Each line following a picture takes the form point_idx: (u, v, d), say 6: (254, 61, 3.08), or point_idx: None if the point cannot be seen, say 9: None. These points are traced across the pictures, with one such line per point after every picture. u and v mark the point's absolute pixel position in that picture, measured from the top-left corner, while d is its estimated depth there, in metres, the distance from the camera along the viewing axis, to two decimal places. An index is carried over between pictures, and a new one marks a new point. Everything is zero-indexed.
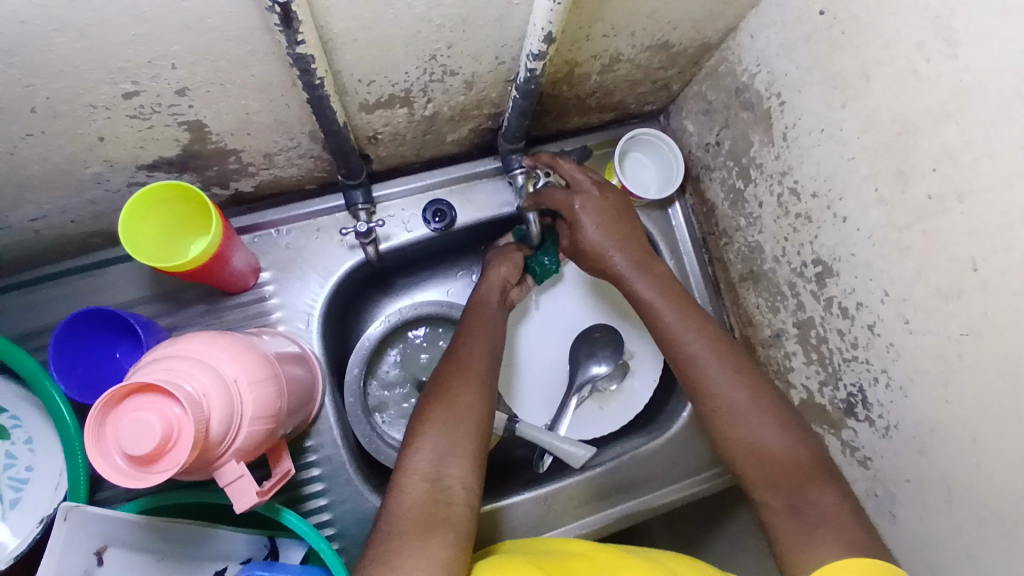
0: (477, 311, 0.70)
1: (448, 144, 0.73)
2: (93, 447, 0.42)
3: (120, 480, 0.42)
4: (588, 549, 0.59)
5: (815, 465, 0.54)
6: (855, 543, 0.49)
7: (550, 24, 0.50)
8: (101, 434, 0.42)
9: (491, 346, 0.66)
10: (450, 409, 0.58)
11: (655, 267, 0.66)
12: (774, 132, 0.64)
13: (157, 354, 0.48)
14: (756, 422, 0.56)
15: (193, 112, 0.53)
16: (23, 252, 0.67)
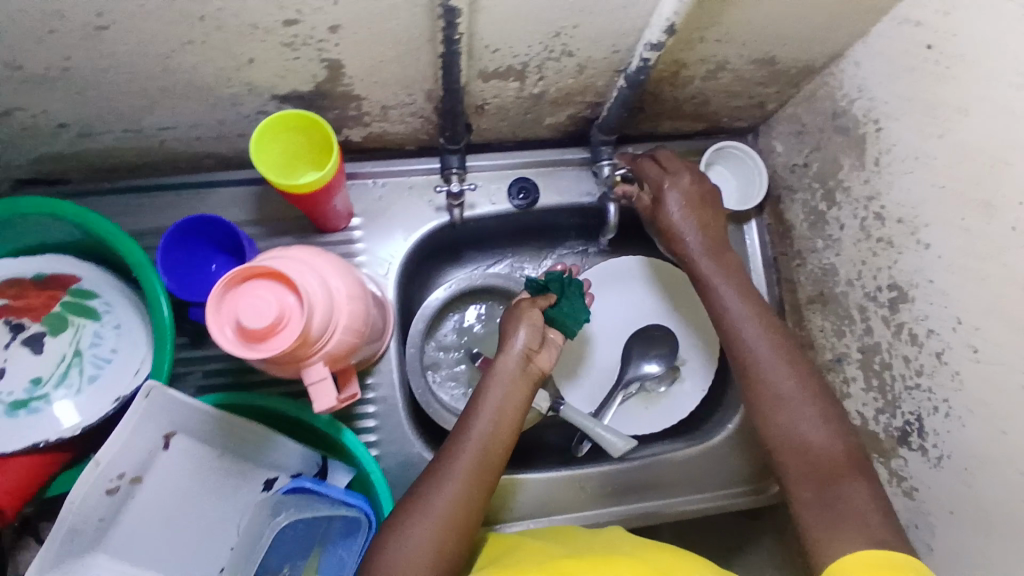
0: (491, 392, 0.64)
1: (544, 128, 0.78)
2: (213, 318, 0.48)
3: (230, 348, 0.48)
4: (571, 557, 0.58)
5: (852, 466, 0.57)
6: (878, 536, 0.52)
7: (675, 16, 0.54)
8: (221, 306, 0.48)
9: (492, 443, 0.62)
10: (423, 528, 0.57)
11: (727, 257, 0.70)
12: (866, 157, 0.66)
13: (276, 252, 0.54)
14: (800, 414, 0.60)
15: (337, 51, 0.58)
16: (149, 158, 0.74)
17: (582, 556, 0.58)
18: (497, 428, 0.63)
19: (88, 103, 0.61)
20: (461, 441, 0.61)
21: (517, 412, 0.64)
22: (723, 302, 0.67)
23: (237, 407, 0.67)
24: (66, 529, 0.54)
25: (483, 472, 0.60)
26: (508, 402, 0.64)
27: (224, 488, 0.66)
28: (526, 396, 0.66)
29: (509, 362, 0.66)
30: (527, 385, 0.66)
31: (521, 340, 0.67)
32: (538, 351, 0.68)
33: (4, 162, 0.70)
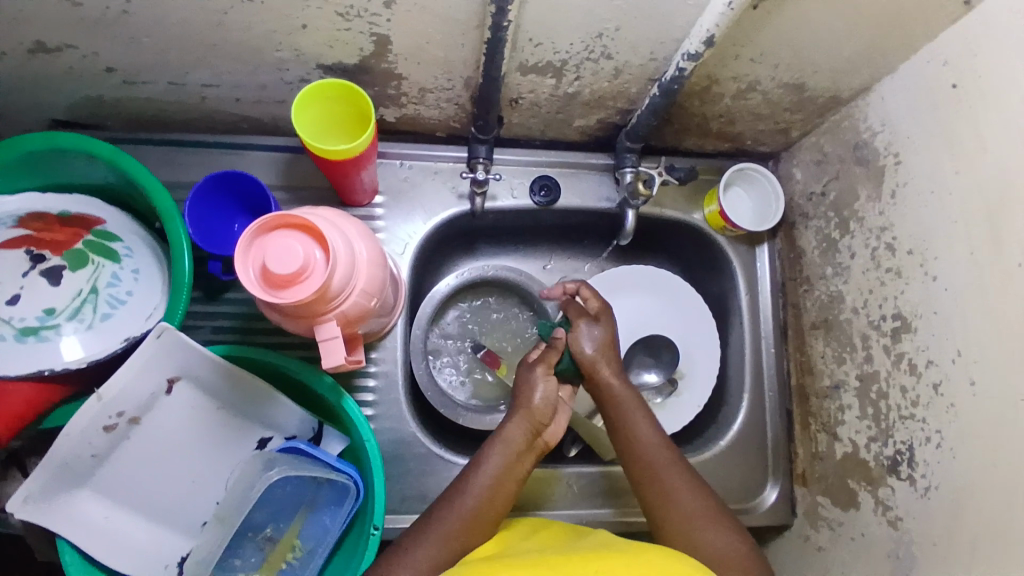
0: (492, 460, 0.65)
1: (572, 129, 0.80)
2: (240, 259, 0.50)
3: (252, 290, 0.49)
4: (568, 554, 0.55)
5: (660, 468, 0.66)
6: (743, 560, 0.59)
7: (716, 27, 0.56)
8: (248, 251, 0.50)
9: (486, 511, 0.62)
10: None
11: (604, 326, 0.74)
12: (883, 189, 0.68)
13: (309, 209, 0.56)
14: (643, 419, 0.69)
15: (387, 27, 0.60)
16: (187, 113, 0.76)
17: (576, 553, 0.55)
18: (494, 499, 0.63)
19: (139, 50, 0.63)
20: (453, 505, 0.62)
21: (513, 483, 0.65)
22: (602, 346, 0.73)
23: (245, 361, 0.68)
24: (56, 461, 0.58)
25: (468, 541, 0.61)
26: (509, 473, 0.65)
27: (221, 443, 0.68)
28: (525, 468, 0.67)
29: (518, 432, 0.67)
30: (529, 456, 0.67)
31: (536, 400, 0.69)
32: (548, 423, 0.69)
33: (45, 101, 0.72)
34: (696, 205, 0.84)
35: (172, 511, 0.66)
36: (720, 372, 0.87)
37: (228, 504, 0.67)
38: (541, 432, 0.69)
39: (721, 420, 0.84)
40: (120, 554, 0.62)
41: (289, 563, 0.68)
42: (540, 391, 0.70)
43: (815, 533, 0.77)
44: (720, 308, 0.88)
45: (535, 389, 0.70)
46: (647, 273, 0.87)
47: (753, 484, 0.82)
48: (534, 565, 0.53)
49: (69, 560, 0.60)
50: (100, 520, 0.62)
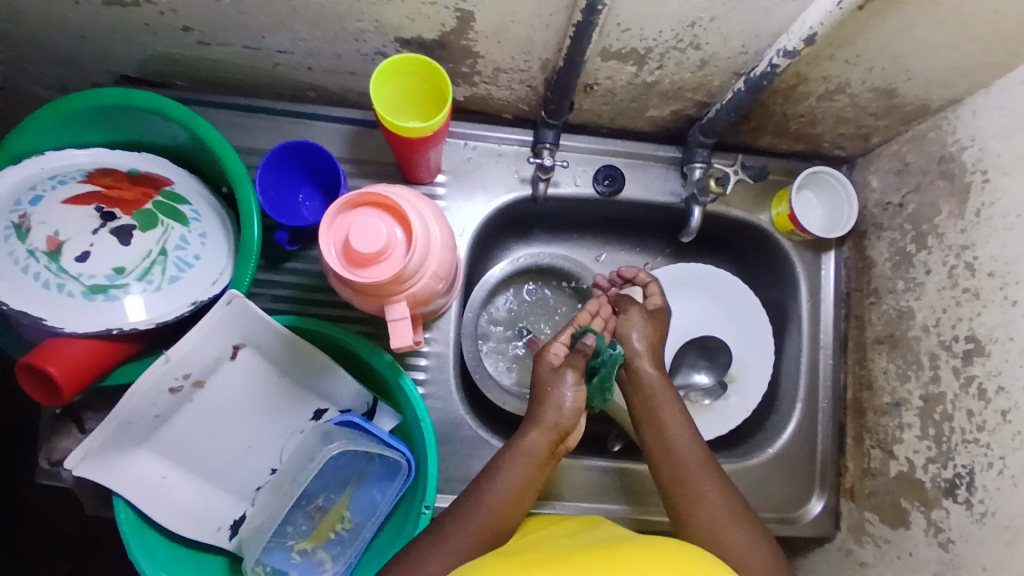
0: (510, 468, 0.60)
1: (644, 119, 0.77)
2: (324, 235, 0.52)
3: (332, 265, 0.51)
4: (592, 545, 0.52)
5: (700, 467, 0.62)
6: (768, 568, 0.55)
7: (820, 25, 0.54)
8: (332, 224, 0.52)
9: (507, 516, 0.59)
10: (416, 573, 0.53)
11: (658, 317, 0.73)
12: (968, 206, 0.65)
13: (397, 189, 0.56)
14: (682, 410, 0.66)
15: (472, 3, 0.59)
16: (257, 79, 0.75)
17: (595, 545, 0.52)
18: (512, 508, 0.59)
19: (220, 12, 0.63)
20: (474, 510, 0.58)
21: (531, 491, 0.61)
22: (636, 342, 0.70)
23: (306, 331, 0.69)
24: (119, 420, 0.59)
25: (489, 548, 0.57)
26: (527, 483, 0.60)
27: (276, 411, 0.69)
28: (545, 476, 0.62)
29: (540, 443, 0.61)
30: (547, 467, 0.63)
31: (565, 403, 0.62)
32: (571, 430, 0.63)
33: (118, 56, 0.72)
34: (763, 206, 0.81)
35: (224, 475, 0.67)
36: (772, 378, 0.85)
37: (285, 473, 0.69)
38: (563, 439, 0.64)
39: (769, 428, 0.83)
40: (175, 514, 0.64)
41: (336, 534, 0.69)
42: (551, 354, 0.67)
43: (859, 548, 0.76)
44: (778, 314, 0.86)
45: (547, 348, 0.67)
46: (707, 273, 0.85)
47: (798, 494, 0.81)
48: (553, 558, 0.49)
49: (123, 518, 0.61)
50: (157, 479, 0.63)
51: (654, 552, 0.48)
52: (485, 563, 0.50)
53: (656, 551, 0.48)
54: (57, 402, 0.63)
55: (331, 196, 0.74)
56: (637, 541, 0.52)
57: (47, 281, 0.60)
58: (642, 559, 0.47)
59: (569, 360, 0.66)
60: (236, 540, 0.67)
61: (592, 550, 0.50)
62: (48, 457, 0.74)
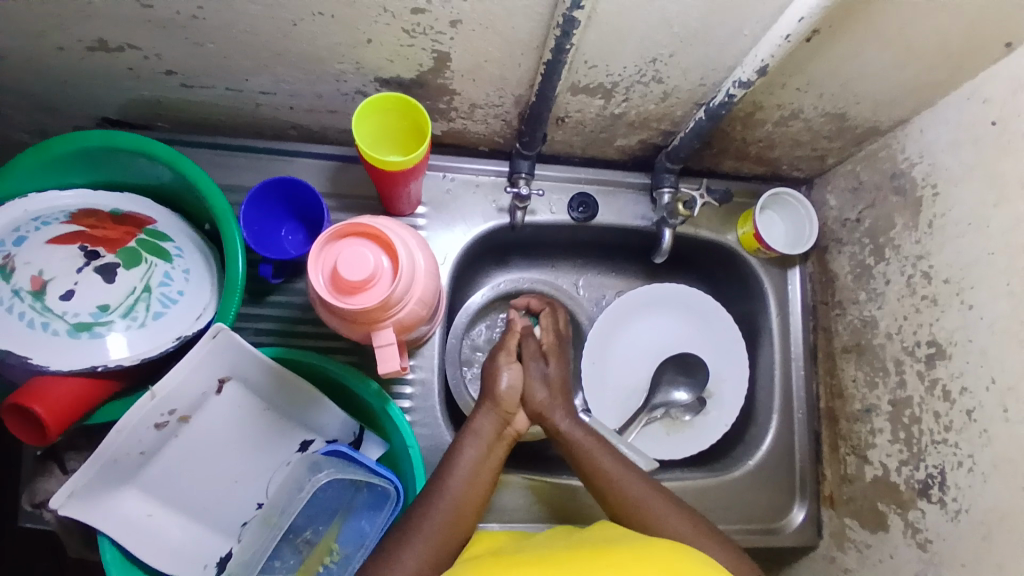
0: (467, 453, 0.66)
1: (613, 148, 0.81)
2: (312, 264, 0.54)
3: (321, 292, 0.53)
4: (574, 548, 0.53)
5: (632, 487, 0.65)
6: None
7: (771, 57, 0.58)
8: (319, 255, 0.54)
9: (467, 499, 0.63)
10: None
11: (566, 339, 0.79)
12: (921, 219, 0.70)
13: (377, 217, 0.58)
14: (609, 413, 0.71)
15: (449, 45, 0.62)
16: (239, 119, 0.78)
17: (577, 548, 0.53)
18: (473, 486, 0.64)
19: (203, 55, 0.65)
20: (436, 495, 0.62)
21: (489, 470, 0.66)
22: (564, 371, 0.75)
23: (291, 363, 0.69)
24: (105, 458, 0.58)
25: (453, 533, 0.60)
26: (483, 465, 0.66)
27: (264, 445, 0.69)
28: (498, 459, 0.68)
29: (487, 423, 0.69)
30: (500, 448, 0.68)
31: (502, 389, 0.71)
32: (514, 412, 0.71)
33: (99, 99, 0.73)
34: (730, 226, 0.85)
35: (211, 512, 0.66)
36: (749, 391, 0.88)
37: (274, 505, 0.69)
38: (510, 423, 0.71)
39: (748, 440, 0.85)
40: (160, 550, 0.63)
41: (325, 566, 0.67)
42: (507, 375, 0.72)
43: (842, 554, 0.78)
44: (750, 327, 0.90)
45: (501, 377, 0.72)
46: (680, 292, 0.88)
47: (780, 505, 0.83)
48: (534, 560, 0.51)
49: (110, 557, 0.61)
50: (142, 517, 0.63)
51: (641, 550, 0.50)
52: (475, 566, 0.52)
53: (634, 554, 0.49)
54: (45, 441, 0.63)
55: (314, 231, 0.76)
56: (618, 543, 0.53)
57: (32, 320, 0.61)
58: (620, 563, 0.48)
59: (506, 346, 0.75)
60: None
61: (580, 550, 0.52)
62: (31, 500, 0.73)
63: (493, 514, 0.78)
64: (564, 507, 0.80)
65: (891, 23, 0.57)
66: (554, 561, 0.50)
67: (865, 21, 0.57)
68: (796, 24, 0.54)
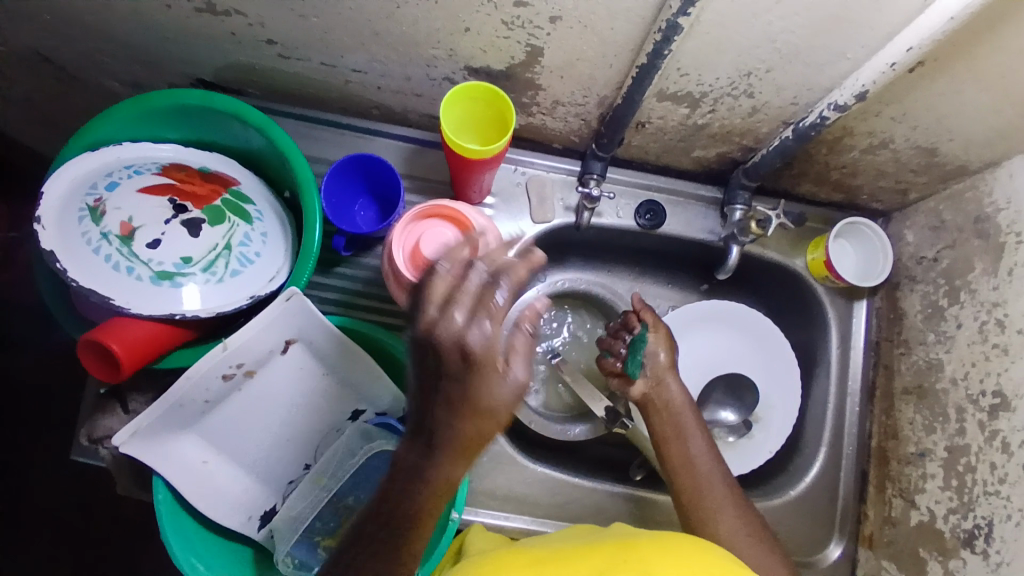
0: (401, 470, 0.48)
1: (689, 159, 0.81)
2: (395, 242, 0.59)
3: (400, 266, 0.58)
4: (593, 543, 0.54)
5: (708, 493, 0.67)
6: None
7: (872, 83, 0.57)
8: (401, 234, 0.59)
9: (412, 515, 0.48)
10: None
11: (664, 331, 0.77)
12: (1001, 265, 0.68)
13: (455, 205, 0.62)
14: (685, 415, 0.73)
15: (543, 39, 0.63)
16: (327, 93, 0.80)
17: (598, 542, 0.54)
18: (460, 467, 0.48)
19: (305, 27, 0.67)
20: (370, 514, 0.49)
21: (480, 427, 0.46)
22: (657, 359, 0.76)
23: (352, 334, 0.71)
24: (173, 401, 0.61)
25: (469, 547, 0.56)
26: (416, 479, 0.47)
27: (316, 409, 0.71)
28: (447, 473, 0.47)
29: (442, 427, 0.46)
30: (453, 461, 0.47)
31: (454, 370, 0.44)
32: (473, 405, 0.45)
33: (195, 58, 0.76)
34: (798, 251, 0.84)
35: (261, 467, 0.69)
36: (796, 420, 0.86)
37: (324, 467, 0.70)
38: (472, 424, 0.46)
39: (791, 470, 0.84)
40: (208, 496, 0.65)
41: None
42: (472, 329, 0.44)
43: None
44: (806, 356, 0.88)
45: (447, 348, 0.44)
46: (739, 312, 0.87)
47: (817, 538, 0.81)
48: (560, 561, 0.52)
49: (161, 498, 0.63)
50: (197, 463, 0.66)
51: (666, 548, 0.51)
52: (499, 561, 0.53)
53: (657, 552, 0.51)
54: (116, 378, 0.66)
55: (386, 209, 0.78)
56: (635, 536, 0.54)
57: (117, 263, 0.64)
58: (645, 561, 0.50)
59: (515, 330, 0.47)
60: (265, 531, 0.68)
61: (600, 546, 0.53)
62: (90, 434, 0.77)
63: (526, 507, 0.79)
64: (597, 509, 0.80)
65: (1002, 61, 0.55)
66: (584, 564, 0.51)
67: (974, 56, 0.55)
68: (905, 52, 0.52)
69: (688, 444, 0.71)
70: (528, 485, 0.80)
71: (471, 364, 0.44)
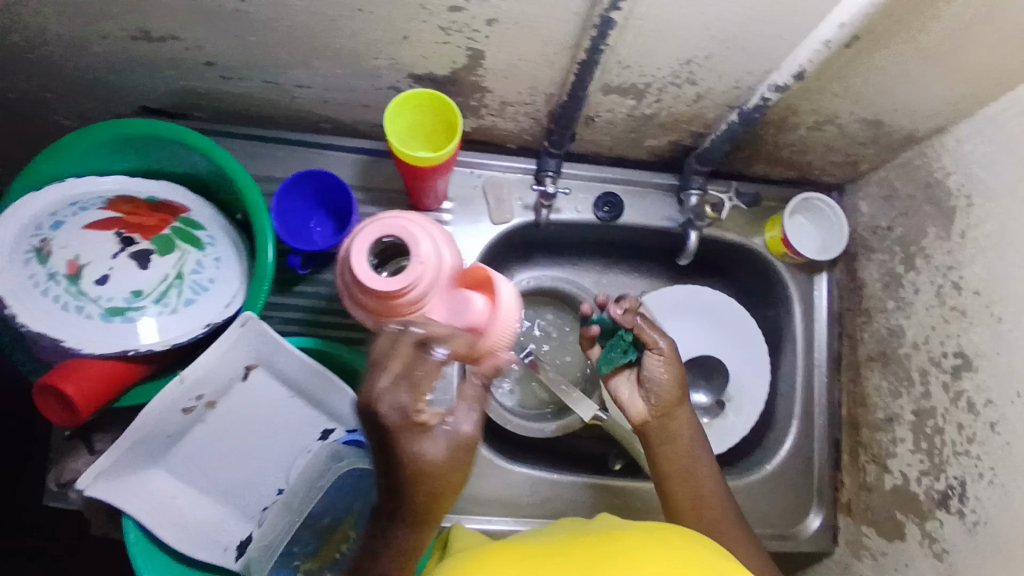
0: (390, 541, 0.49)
1: (643, 148, 0.81)
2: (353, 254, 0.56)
3: (361, 278, 0.55)
4: (580, 538, 0.54)
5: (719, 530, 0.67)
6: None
7: (810, 63, 0.58)
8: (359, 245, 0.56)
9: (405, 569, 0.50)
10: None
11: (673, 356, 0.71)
12: (953, 229, 0.69)
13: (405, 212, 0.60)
14: (691, 445, 0.71)
15: (484, 42, 0.62)
16: (272, 110, 0.79)
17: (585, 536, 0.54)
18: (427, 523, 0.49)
19: (242, 47, 0.65)
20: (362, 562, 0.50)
21: (440, 487, 0.48)
22: (662, 385, 0.71)
23: (316, 352, 0.71)
24: (134, 438, 0.61)
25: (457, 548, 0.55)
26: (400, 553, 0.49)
27: (287, 432, 0.70)
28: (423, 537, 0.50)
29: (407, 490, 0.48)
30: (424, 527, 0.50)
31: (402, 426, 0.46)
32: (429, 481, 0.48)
33: (135, 85, 0.74)
34: (757, 230, 0.85)
35: (237, 496, 0.68)
36: (769, 396, 0.87)
37: (295, 491, 0.70)
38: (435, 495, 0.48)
39: (767, 446, 0.85)
40: (184, 531, 0.64)
41: (343, 553, 0.69)
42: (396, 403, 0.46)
43: (857, 562, 0.77)
44: (773, 333, 0.89)
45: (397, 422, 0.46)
46: (704, 294, 0.88)
47: (797, 510, 0.82)
48: (546, 554, 0.51)
49: (133, 537, 0.63)
50: (168, 499, 0.65)
51: (652, 543, 0.51)
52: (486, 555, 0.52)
53: (647, 546, 0.51)
54: (76, 421, 0.64)
55: (342, 222, 0.77)
56: (624, 531, 0.54)
57: (66, 303, 0.62)
58: (634, 554, 0.50)
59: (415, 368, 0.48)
60: (243, 561, 0.67)
61: (588, 540, 0.53)
62: (58, 478, 0.75)
63: (510, 508, 0.79)
64: (582, 503, 0.81)
65: (934, 33, 0.56)
66: (571, 557, 0.51)
67: (907, 29, 0.56)
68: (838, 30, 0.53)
69: (697, 476, 0.70)
70: (510, 486, 0.80)
71: (399, 434, 0.46)
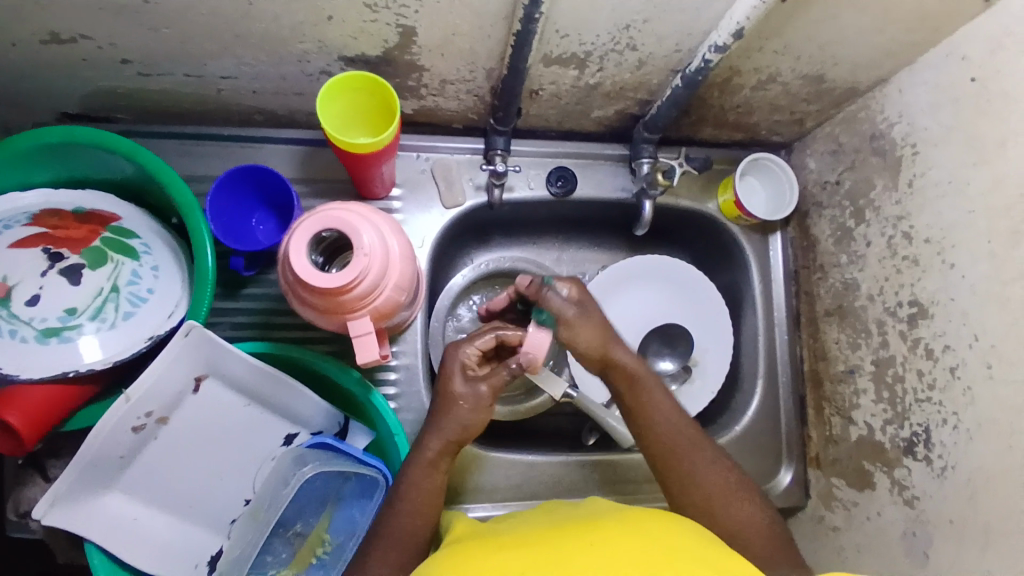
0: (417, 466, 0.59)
1: (590, 120, 0.80)
2: (295, 249, 0.54)
3: (303, 273, 0.53)
4: (558, 524, 0.51)
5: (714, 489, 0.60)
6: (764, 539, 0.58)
7: (746, 20, 0.57)
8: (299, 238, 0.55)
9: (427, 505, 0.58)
10: None
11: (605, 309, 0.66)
12: (900, 179, 0.70)
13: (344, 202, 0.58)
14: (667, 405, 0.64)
15: (414, 18, 0.60)
16: (201, 106, 0.75)
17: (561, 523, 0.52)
18: (450, 447, 0.60)
19: (158, 39, 0.61)
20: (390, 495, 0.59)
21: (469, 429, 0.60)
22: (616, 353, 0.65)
23: (270, 356, 0.68)
24: (83, 463, 0.57)
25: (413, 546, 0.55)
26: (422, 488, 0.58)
27: (248, 441, 0.67)
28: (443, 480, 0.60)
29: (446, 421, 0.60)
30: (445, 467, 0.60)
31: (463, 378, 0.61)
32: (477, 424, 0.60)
33: (50, 90, 0.69)
34: (710, 195, 0.85)
35: (200, 511, 0.66)
36: (733, 359, 0.88)
37: (262, 500, 0.68)
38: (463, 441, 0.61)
39: (735, 408, 0.86)
40: (147, 552, 0.62)
41: (318, 557, 0.68)
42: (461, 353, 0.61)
43: (829, 514, 0.79)
44: (733, 296, 0.90)
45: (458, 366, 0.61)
46: (662, 263, 0.88)
47: (768, 467, 0.84)
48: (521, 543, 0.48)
49: (95, 561, 0.60)
50: (128, 521, 0.62)
51: (633, 530, 0.49)
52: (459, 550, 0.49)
53: (629, 532, 0.48)
54: (20, 451, 0.61)
55: (285, 216, 0.74)
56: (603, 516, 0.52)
57: None
58: (617, 540, 0.47)
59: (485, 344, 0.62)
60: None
61: (565, 527, 0.50)
62: (16, 510, 0.72)
63: (486, 494, 0.79)
64: (558, 481, 0.81)
65: None
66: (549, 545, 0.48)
67: None
68: None
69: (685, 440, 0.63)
70: (486, 472, 0.79)
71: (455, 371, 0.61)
